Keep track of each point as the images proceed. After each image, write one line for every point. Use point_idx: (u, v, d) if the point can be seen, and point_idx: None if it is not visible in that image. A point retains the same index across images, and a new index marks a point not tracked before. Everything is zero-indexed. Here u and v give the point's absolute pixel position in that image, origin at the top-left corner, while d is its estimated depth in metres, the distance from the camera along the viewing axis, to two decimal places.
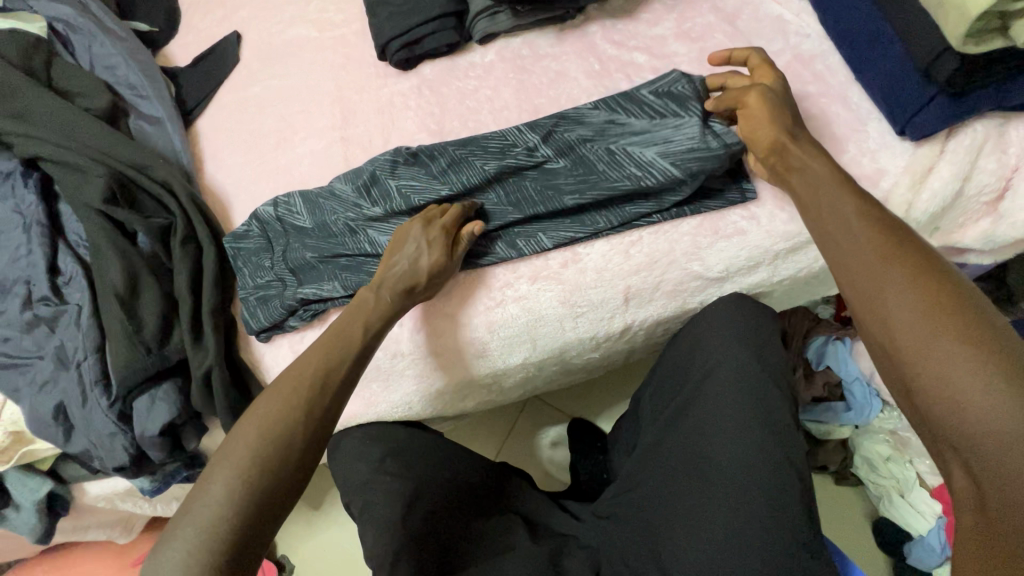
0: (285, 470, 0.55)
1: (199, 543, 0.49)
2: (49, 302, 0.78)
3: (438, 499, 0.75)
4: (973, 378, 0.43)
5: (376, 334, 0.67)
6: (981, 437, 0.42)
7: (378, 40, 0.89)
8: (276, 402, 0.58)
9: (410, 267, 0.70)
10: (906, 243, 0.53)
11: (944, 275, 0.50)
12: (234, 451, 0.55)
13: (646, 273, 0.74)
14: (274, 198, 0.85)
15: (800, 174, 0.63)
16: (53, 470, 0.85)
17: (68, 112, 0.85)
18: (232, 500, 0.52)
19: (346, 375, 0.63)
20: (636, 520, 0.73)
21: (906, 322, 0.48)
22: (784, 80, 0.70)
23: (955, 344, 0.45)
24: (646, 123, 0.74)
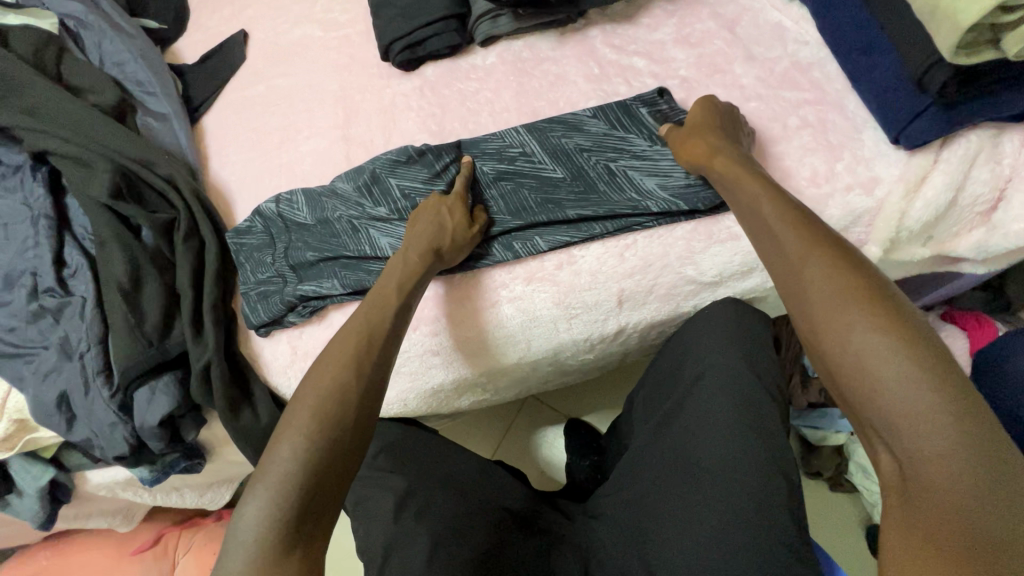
0: (349, 423, 0.57)
1: (272, 498, 0.51)
2: (55, 293, 0.80)
3: (426, 494, 0.76)
4: (888, 362, 0.45)
5: (410, 292, 0.67)
6: (901, 422, 0.43)
7: (381, 41, 0.90)
8: (330, 365, 0.60)
9: (434, 231, 0.72)
10: (824, 236, 0.54)
11: (858, 265, 0.51)
12: (296, 415, 0.56)
13: (640, 276, 0.74)
14: (276, 195, 0.86)
15: (734, 173, 0.63)
16: (56, 458, 0.87)
17: (77, 108, 0.87)
18: (301, 457, 0.53)
19: (389, 332, 0.64)
20: (624, 520, 0.74)
21: (826, 313, 0.49)
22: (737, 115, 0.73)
23: (876, 333, 0.46)
24: (643, 142, 0.78)
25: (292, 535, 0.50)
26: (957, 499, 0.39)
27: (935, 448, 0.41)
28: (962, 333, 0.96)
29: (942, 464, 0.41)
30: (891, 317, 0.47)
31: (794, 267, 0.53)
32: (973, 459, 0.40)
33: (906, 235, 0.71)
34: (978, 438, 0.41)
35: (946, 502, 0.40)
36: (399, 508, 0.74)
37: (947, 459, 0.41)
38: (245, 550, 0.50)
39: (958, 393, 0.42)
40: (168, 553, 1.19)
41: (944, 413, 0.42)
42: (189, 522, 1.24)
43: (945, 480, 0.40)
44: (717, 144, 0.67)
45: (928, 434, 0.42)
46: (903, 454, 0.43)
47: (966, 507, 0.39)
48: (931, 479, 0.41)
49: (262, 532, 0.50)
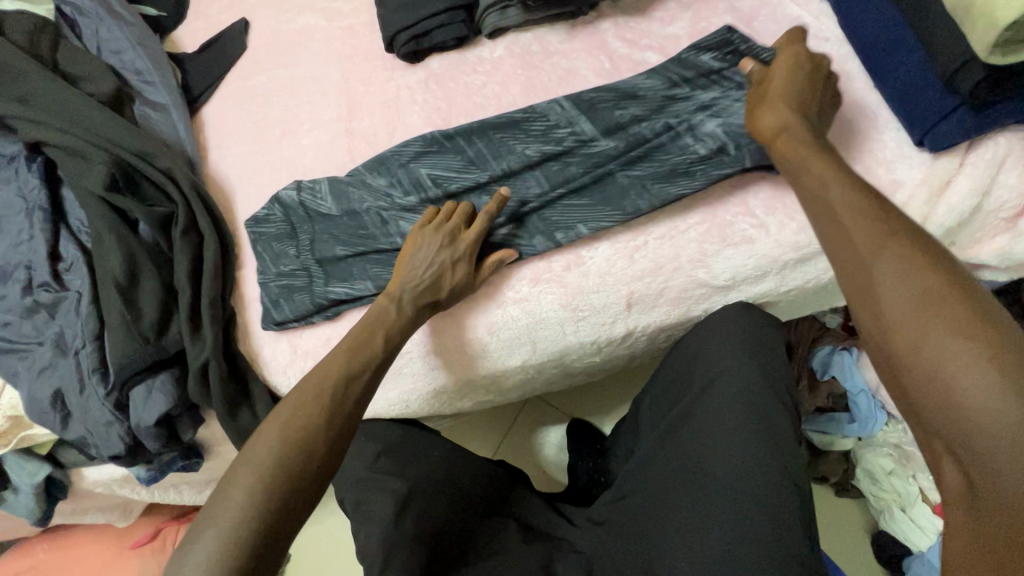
0: (306, 480, 0.56)
1: (219, 546, 0.50)
2: (50, 288, 0.78)
3: (424, 499, 0.76)
4: (967, 370, 0.41)
5: (398, 344, 0.67)
6: (981, 437, 0.40)
7: (386, 32, 0.88)
8: (299, 409, 0.59)
9: (431, 281, 0.69)
10: (901, 227, 0.50)
11: (940, 261, 0.47)
12: (256, 458, 0.55)
13: (650, 279, 0.73)
14: (297, 182, 0.84)
15: (798, 154, 0.59)
16: (51, 455, 0.86)
17: (74, 97, 0.85)
18: (248, 512, 0.52)
19: (367, 383, 0.64)
20: (629, 527, 0.73)
21: (899, 315, 0.46)
22: (823, 65, 0.67)
23: (956, 340, 0.43)
24: (710, 98, 0.74)
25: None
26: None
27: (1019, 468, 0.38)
28: None
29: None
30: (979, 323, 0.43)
31: (864, 262, 0.50)
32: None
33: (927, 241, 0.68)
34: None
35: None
36: (400, 511, 0.72)
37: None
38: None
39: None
40: (166, 548, 1.19)
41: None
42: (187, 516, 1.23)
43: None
44: (789, 118, 0.61)
45: (1012, 452, 0.38)
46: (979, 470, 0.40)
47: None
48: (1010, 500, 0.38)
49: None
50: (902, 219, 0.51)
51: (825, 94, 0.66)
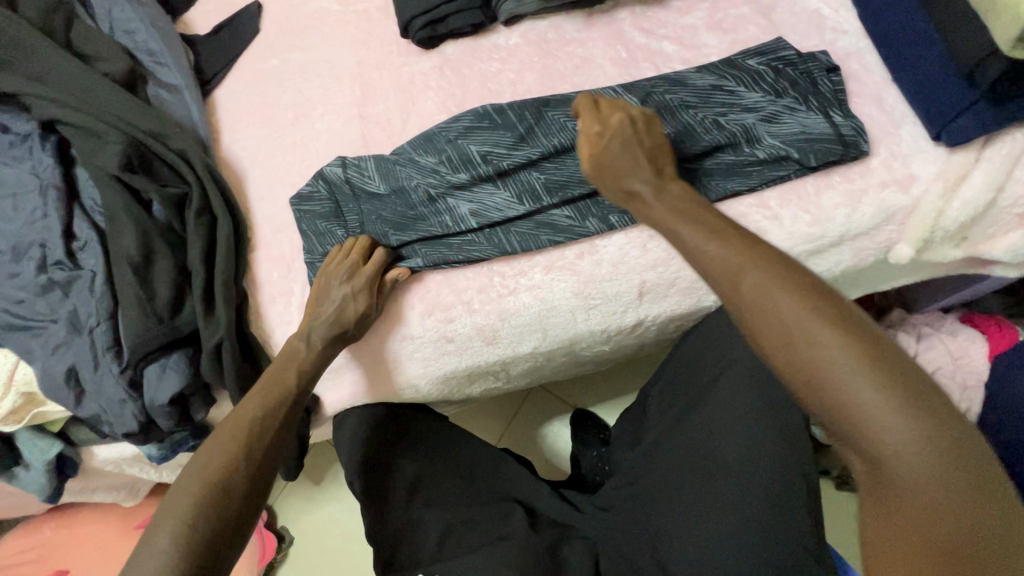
0: (227, 525, 0.56)
1: None
2: (64, 266, 0.78)
3: (438, 483, 0.78)
4: (858, 384, 0.43)
5: (310, 379, 0.70)
6: (883, 450, 0.42)
7: (401, 17, 0.88)
8: (217, 452, 0.60)
9: (335, 315, 0.72)
10: (757, 247, 0.52)
11: (796, 278, 0.49)
12: (176, 504, 0.56)
13: (663, 269, 0.73)
14: (342, 158, 0.83)
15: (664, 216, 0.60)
16: (63, 432, 0.87)
17: (88, 76, 0.85)
18: (166, 565, 0.52)
19: (282, 425, 0.66)
20: (637, 510, 0.74)
21: (789, 343, 0.47)
22: (641, 113, 0.68)
23: (836, 353, 0.45)
24: (757, 95, 0.73)
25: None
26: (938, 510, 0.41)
27: (915, 471, 0.42)
28: (981, 336, 0.96)
29: (923, 483, 0.41)
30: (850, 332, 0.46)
31: (738, 291, 0.51)
32: (952, 470, 0.41)
33: (940, 236, 0.69)
34: (956, 442, 0.42)
35: (926, 518, 0.41)
36: (410, 494, 0.76)
37: (928, 474, 0.41)
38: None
39: (927, 405, 0.43)
40: None
41: (920, 437, 0.42)
42: None
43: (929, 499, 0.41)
44: (648, 184, 0.63)
45: (914, 455, 0.42)
46: (882, 474, 0.43)
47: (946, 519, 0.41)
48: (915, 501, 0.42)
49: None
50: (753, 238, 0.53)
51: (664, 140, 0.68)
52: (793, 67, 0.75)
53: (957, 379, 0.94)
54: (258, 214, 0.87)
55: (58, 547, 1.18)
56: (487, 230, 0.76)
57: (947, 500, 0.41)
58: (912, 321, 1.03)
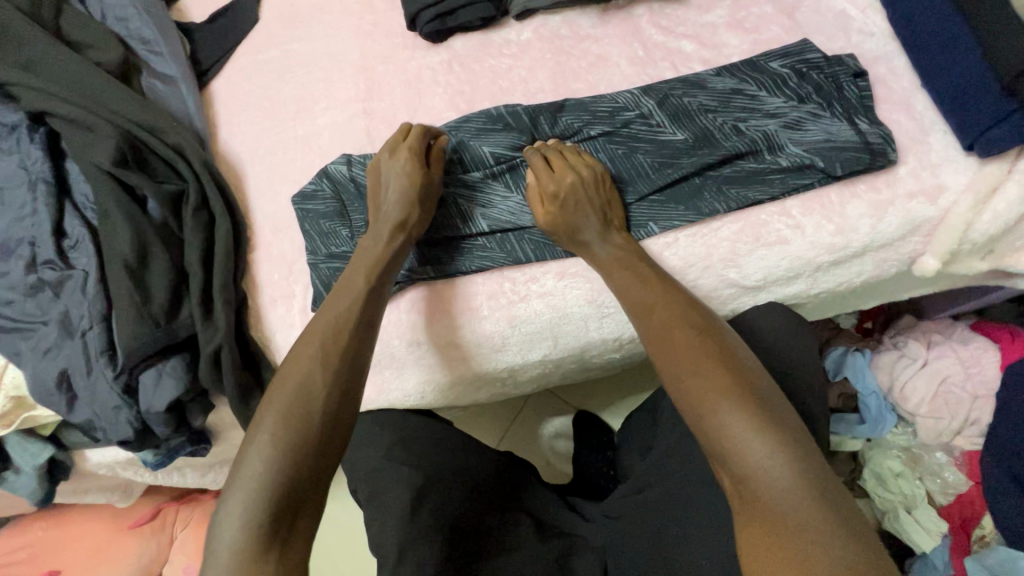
0: (318, 422, 0.57)
1: (248, 507, 0.52)
2: (54, 266, 0.75)
3: (445, 489, 0.74)
4: (716, 396, 0.53)
5: (382, 270, 0.68)
6: (747, 458, 0.50)
7: (409, 9, 0.84)
8: (295, 361, 0.60)
9: (397, 202, 0.70)
10: (669, 289, 0.64)
11: (691, 313, 0.61)
12: (263, 418, 0.57)
13: (680, 278, 0.70)
14: (346, 156, 0.81)
15: (601, 262, 0.67)
16: (54, 436, 0.84)
17: (79, 65, 0.81)
18: (260, 478, 0.53)
19: (359, 319, 0.64)
20: (647, 520, 0.73)
21: (673, 362, 0.57)
22: (597, 168, 0.71)
23: (703, 373, 0.55)
24: (779, 101, 0.72)
25: (273, 540, 0.52)
26: (796, 517, 0.46)
27: (774, 478, 0.48)
28: (993, 343, 0.96)
29: (766, 483, 0.48)
30: (725, 362, 0.56)
31: (646, 319, 0.62)
32: (807, 484, 0.48)
33: (968, 248, 0.68)
34: (808, 461, 0.50)
35: (780, 515, 0.47)
36: (415, 504, 0.71)
37: (768, 476, 0.48)
38: (224, 560, 0.51)
39: (785, 427, 0.51)
40: (166, 528, 1.19)
41: (776, 445, 0.50)
42: (187, 497, 1.23)
43: (787, 504, 0.47)
44: (592, 233, 0.68)
45: (758, 458, 0.49)
46: (747, 483, 0.49)
47: (801, 526, 0.46)
48: (774, 507, 0.47)
49: (238, 539, 0.51)
50: (668, 283, 0.65)
51: (615, 196, 0.71)
52: (818, 70, 0.73)
53: (967, 388, 0.94)
54: (258, 212, 0.84)
55: (45, 549, 1.15)
56: (499, 236, 0.74)
57: (798, 502, 0.47)
58: (921, 327, 1.03)
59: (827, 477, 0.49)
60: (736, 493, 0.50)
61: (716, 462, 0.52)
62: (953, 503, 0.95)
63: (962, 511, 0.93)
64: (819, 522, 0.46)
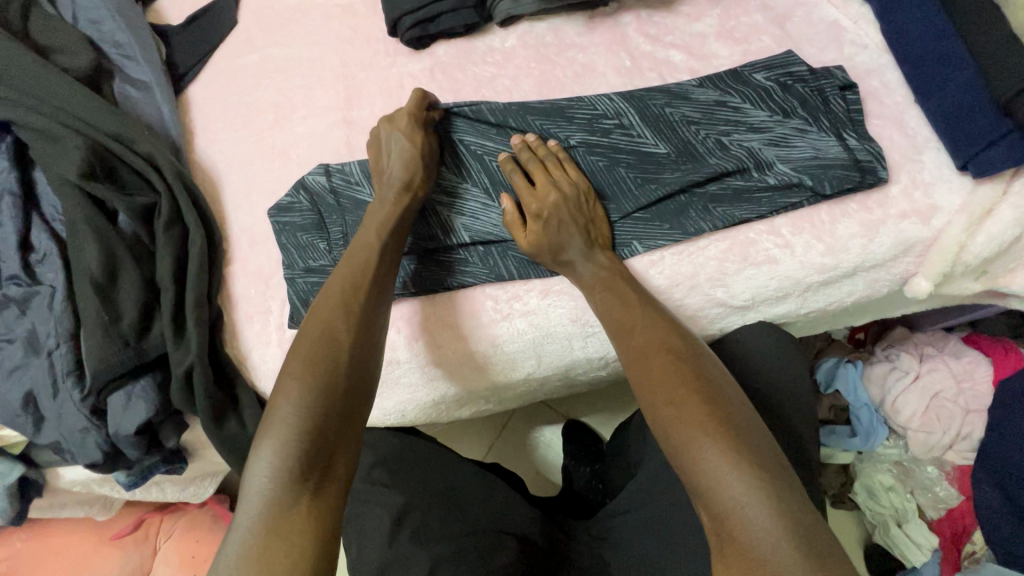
0: (344, 367, 0.57)
1: (280, 454, 0.51)
2: (20, 282, 0.72)
3: (427, 510, 0.72)
4: (693, 424, 0.52)
5: (397, 228, 0.68)
6: (723, 497, 0.48)
7: (389, 14, 0.82)
8: (318, 314, 0.61)
9: (399, 164, 0.69)
10: (647, 312, 0.62)
11: (668, 336, 0.59)
12: (291, 366, 0.57)
13: (666, 297, 0.68)
14: (324, 166, 0.79)
15: (587, 284, 0.65)
16: (25, 455, 0.81)
17: (47, 71, 0.78)
18: (295, 418, 0.53)
19: (377, 271, 0.65)
20: (633, 543, 0.71)
21: (649, 389, 0.56)
22: (579, 181, 0.69)
23: (679, 401, 0.54)
24: (763, 114, 0.70)
25: (305, 481, 0.51)
26: (776, 561, 0.44)
27: (753, 518, 0.46)
28: (986, 358, 0.95)
29: (745, 522, 0.46)
30: (704, 390, 0.54)
31: (625, 344, 0.60)
32: (788, 521, 0.46)
33: (961, 270, 0.67)
34: (790, 498, 0.48)
35: (760, 556, 0.45)
36: (396, 527, 0.69)
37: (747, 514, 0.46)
38: (259, 499, 0.50)
39: (765, 461, 0.49)
40: (149, 539, 1.17)
41: (754, 483, 0.48)
42: (172, 507, 1.21)
43: (766, 545, 0.45)
44: (577, 251, 0.66)
45: (734, 493, 0.47)
46: (726, 524, 0.47)
47: (782, 571, 0.44)
48: (753, 548, 0.45)
49: (271, 482, 0.50)
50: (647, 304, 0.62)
51: (599, 211, 0.69)
52: (805, 83, 0.71)
53: (959, 402, 0.93)
54: (234, 224, 0.81)
55: (21, 561, 1.11)
56: (481, 249, 0.72)
57: (778, 541, 0.45)
58: (914, 340, 1.02)
59: (810, 518, 0.47)
60: (716, 533, 0.48)
61: (695, 498, 0.50)
62: (944, 517, 0.93)
63: (954, 527, 0.93)
64: (799, 566, 0.44)
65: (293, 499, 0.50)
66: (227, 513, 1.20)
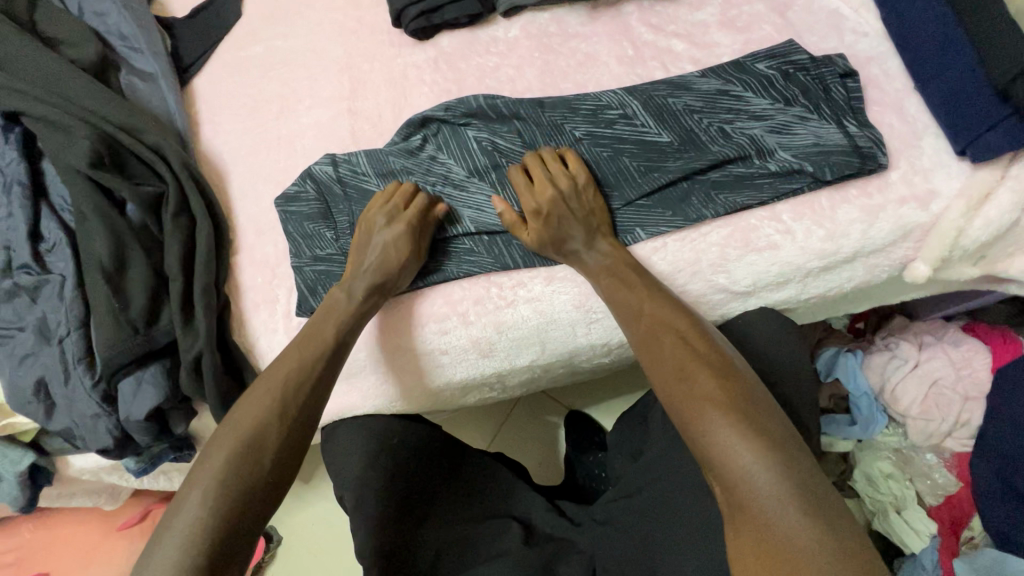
0: (266, 476, 0.57)
1: (183, 551, 0.50)
2: (31, 271, 0.73)
3: (431, 495, 0.74)
4: (703, 399, 0.53)
5: (351, 331, 0.67)
6: (733, 466, 0.49)
7: (394, 5, 0.82)
8: (254, 408, 0.60)
9: (377, 264, 0.69)
10: (657, 295, 0.63)
11: (678, 320, 0.61)
12: (213, 458, 0.56)
13: (669, 283, 0.69)
14: (331, 156, 0.79)
15: (592, 272, 0.66)
16: (35, 442, 0.82)
17: (54, 63, 0.79)
18: (201, 518, 0.52)
19: (322, 376, 0.64)
20: (637, 526, 0.72)
21: (660, 368, 0.58)
22: (579, 174, 0.70)
23: (689, 379, 0.55)
24: (765, 102, 0.70)
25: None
26: (783, 525, 0.45)
27: (760, 482, 0.48)
28: (985, 346, 0.96)
29: (755, 482, 0.48)
30: (716, 368, 0.56)
31: (638, 321, 0.62)
32: (794, 487, 0.47)
33: (959, 254, 0.68)
34: (797, 466, 0.49)
35: (766, 517, 0.46)
36: (400, 511, 0.71)
37: (756, 475, 0.48)
38: None
39: (771, 431, 0.51)
40: None
41: (762, 450, 0.49)
42: None
43: (775, 511, 0.46)
44: (579, 242, 0.67)
45: (743, 456, 0.49)
46: (734, 491, 0.49)
47: (791, 530, 0.45)
48: (763, 513, 0.46)
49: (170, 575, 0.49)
50: (659, 287, 0.64)
51: (599, 201, 0.69)
52: (804, 72, 0.72)
53: (958, 389, 0.94)
54: (241, 214, 0.82)
55: (34, 549, 1.13)
56: (487, 238, 0.73)
57: (785, 502, 0.46)
58: (913, 329, 1.02)
59: (817, 483, 0.48)
60: (724, 497, 0.50)
61: (703, 466, 0.52)
62: (942, 504, 0.94)
63: (952, 512, 0.93)
64: (807, 529, 0.45)
65: None
66: None
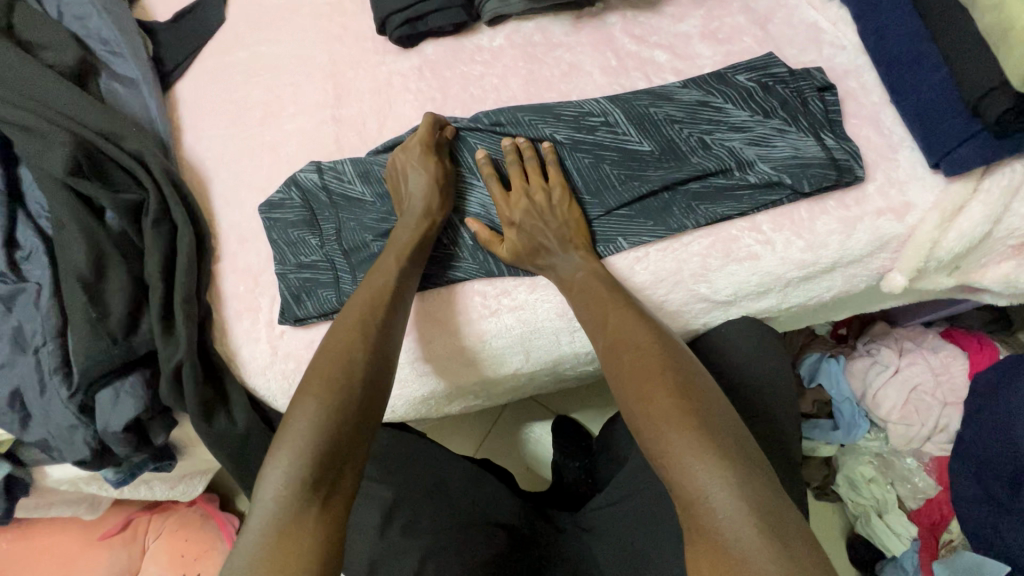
0: (361, 380, 0.58)
1: (296, 455, 0.52)
2: (6, 279, 0.72)
3: (415, 505, 0.73)
4: (661, 418, 0.53)
5: (422, 244, 0.69)
6: (690, 486, 0.49)
7: (378, 12, 0.82)
8: (340, 331, 0.61)
9: (418, 196, 0.70)
10: (615, 308, 0.63)
11: (641, 330, 0.60)
12: (309, 378, 0.58)
13: (651, 292, 0.69)
14: (317, 163, 0.79)
15: (568, 285, 0.66)
16: (11, 453, 0.81)
17: (31, 69, 0.77)
18: (317, 425, 0.54)
19: (399, 288, 0.66)
20: (621, 533, 0.73)
21: (621, 384, 0.58)
22: (559, 183, 0.70)
23: (650, 393, 0.55)
24: (744, 114, 0.71)
25: (315, 495, 0.52)
26: (738, 545, 0.46)
27: (716, 503, 0.48)
28: (963, 353, 0.98)
29: (710, 502, 0.48)
30: (672, 381, 0.56)
31: (603, 333, 0.62)
32: (749, 504, 0.47)
33: (934, 265, 0.69)
34: (753, 482, 0.49)
35: (721, 537, 0.47)
36: (385, 521, 0.70)
37: (710, 495, 0.48)
38: (271, 506, 0.51)
39: (728, 447, 0.51)
40: (137, 539, 1.15)
41: (717, 468, 0.49)
42: (161, 506, 1.20)
43: (730, 530, 0.46)
44: (555, 254, 0.67)
45: (699, 475, 0.49)
46: (694, 510, 0.49)
47: (744, 550, 0.45)
48: (719, 535, 0.47)
49: (285, 490, 0.51)
50: (622, 298, 0.64)
51: (575, 211, 0.70)
52: (783, 85, 0.73)
53: (937, 395, 0.95)
54: (224, 221, 0.82)
55: (8, 560, 1.09)
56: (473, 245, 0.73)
57: (742, 519, 0.47)
58: (895, 335, 1.04)
59: (772, 498, 0.48)
60: (684, 515, 0.50)
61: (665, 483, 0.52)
62: (923, 507, 0.96)
63: (932, 516, 0.94)
64: (760, 551, 0.45)
65: (304, 504, 0.51)
66: (218, 511, 1.20)
